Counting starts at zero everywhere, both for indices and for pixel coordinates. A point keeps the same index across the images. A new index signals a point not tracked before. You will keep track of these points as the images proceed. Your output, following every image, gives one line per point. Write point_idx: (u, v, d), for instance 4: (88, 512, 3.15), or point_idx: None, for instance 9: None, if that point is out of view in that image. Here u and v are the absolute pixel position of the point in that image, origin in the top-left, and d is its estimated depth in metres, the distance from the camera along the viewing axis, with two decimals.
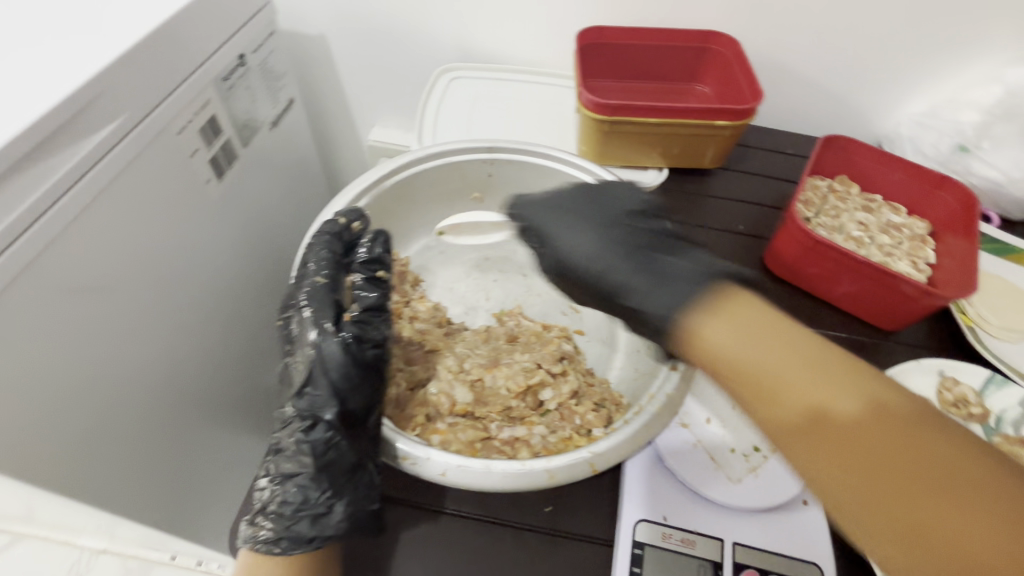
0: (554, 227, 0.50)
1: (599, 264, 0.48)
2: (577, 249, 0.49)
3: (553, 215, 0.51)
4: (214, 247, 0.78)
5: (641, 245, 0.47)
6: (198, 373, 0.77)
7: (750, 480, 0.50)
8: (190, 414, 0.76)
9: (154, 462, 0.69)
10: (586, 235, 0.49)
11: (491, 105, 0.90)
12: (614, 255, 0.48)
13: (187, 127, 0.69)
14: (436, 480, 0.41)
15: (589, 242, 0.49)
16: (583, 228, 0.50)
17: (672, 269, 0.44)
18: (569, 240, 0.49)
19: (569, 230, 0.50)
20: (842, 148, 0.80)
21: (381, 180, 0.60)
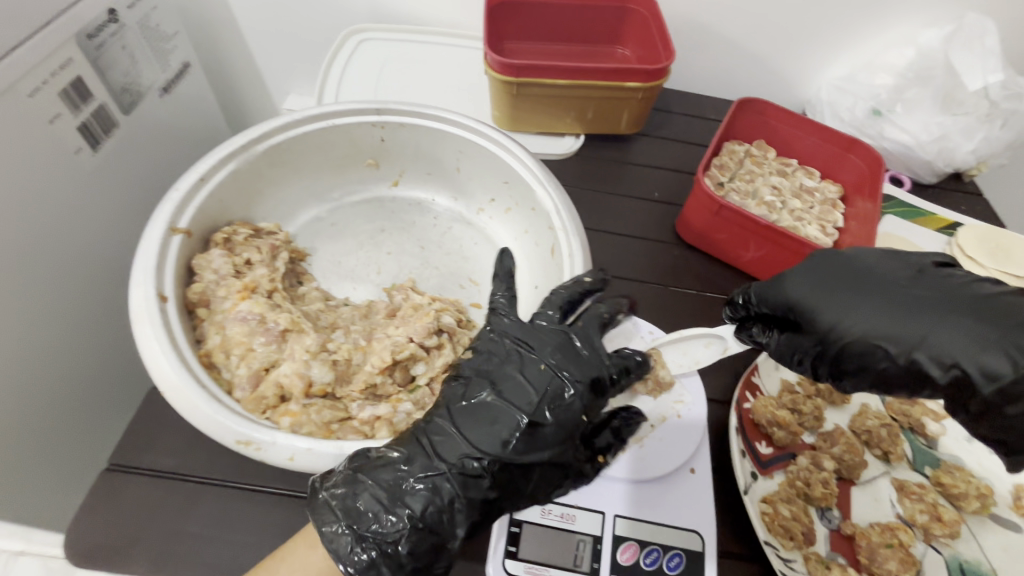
0: (838, 306, 0.41)
1: (877, 336, 0.39)
2: (861, 325, 0.39)
3: (820, 282, 0.42)
4: (91, 225, 0.71)
5: (894, 296, 0.40)
6: (78, 361, 0.71)
7: (634, 451, 0.48)
8: (69, 406, 0.70)
9: (26, 456, 0.64)
10: (834, 303, 0.41)
11: (401, 68, 0.85)
12: (889, 319, 0.39)
13: (43, 89, 0.62)
14: (283, 466, 0.38)
15: (874, 315, 0.39)
16: (816, 289, 0.42)
17: (856, 292, 0.41)
18: (857, 320, 0.40)
19: (820, 301, 0.41)
20: (757, 112, 0.79)
21: (252, 144, 0.55)
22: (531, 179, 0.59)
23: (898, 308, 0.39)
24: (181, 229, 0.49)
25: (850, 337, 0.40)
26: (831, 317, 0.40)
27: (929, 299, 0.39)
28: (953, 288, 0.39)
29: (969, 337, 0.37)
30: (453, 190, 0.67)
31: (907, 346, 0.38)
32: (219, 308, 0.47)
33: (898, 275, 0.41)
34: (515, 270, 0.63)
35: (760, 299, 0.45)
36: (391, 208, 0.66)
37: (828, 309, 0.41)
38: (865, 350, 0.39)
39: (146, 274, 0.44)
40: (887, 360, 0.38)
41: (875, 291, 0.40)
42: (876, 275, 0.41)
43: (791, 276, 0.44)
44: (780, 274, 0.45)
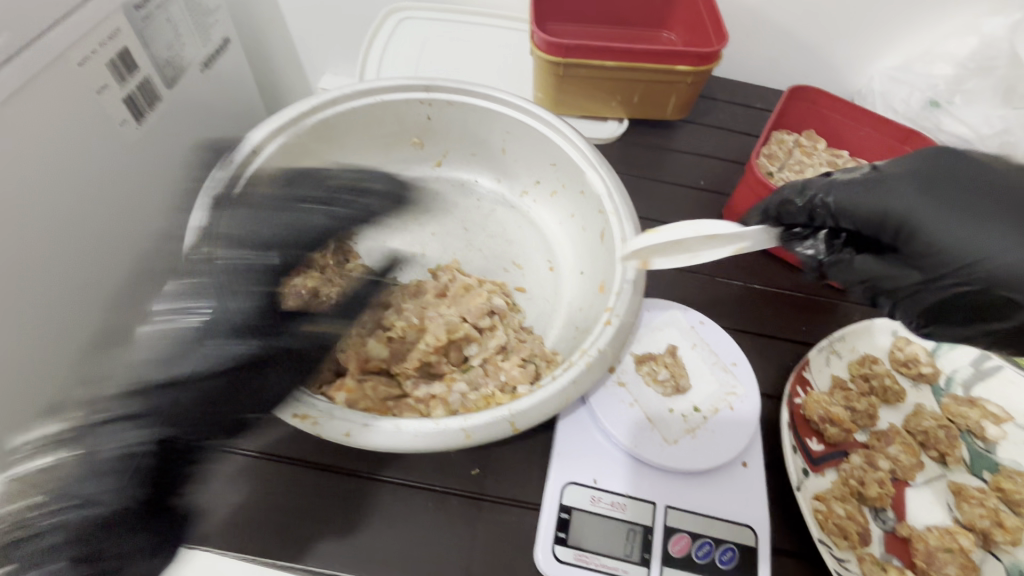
0: (946, 227, 0.34)
1: (997, 271, 0.33)
2: (977, 258, 0.33)
3: (934, 195, 0.35)
4: (133, 198, 0.72)
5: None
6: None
7: (686, 441, 0.47)
8: None
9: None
10: (949, 226, 0.34)
11: (441, 48, 0.83)
12: (1017, 250, 0.32)
13: (91, 58, 0.62)
14: (339, 441, 0.37)
15: (1005, 248, 0.33)
16: (924, 208, 0.35)
17: (997, 214, 0.34)
18: (983, 246, 0.33)
19: (929, 219, 0.35)
20: (807, 100, 0.76)
21: (301, 118, 0.54)
22: (582, 161, 0.58)
23: None
24: (232, 201, 0.49)
25: (958, 270, 0.34)
26: (944, 242, 0.34)
27: None
28: None
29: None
30: (497, 171, 0.66)
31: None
32: (270, 281, 0.46)
33: None
34: (560, 255, 0.61)
35: (846, 207, 0.39)
36: (434, 188, 0.65)
37: (942, 230, 0.34)
38: (976, 284, 0.34)
39: (201, 244, 0.44)
40: (991, 302, 0.34)
41: (1003, 214, 0.33)
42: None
43: (897, 187, 0.37)
44: (881, 179, 0.38)
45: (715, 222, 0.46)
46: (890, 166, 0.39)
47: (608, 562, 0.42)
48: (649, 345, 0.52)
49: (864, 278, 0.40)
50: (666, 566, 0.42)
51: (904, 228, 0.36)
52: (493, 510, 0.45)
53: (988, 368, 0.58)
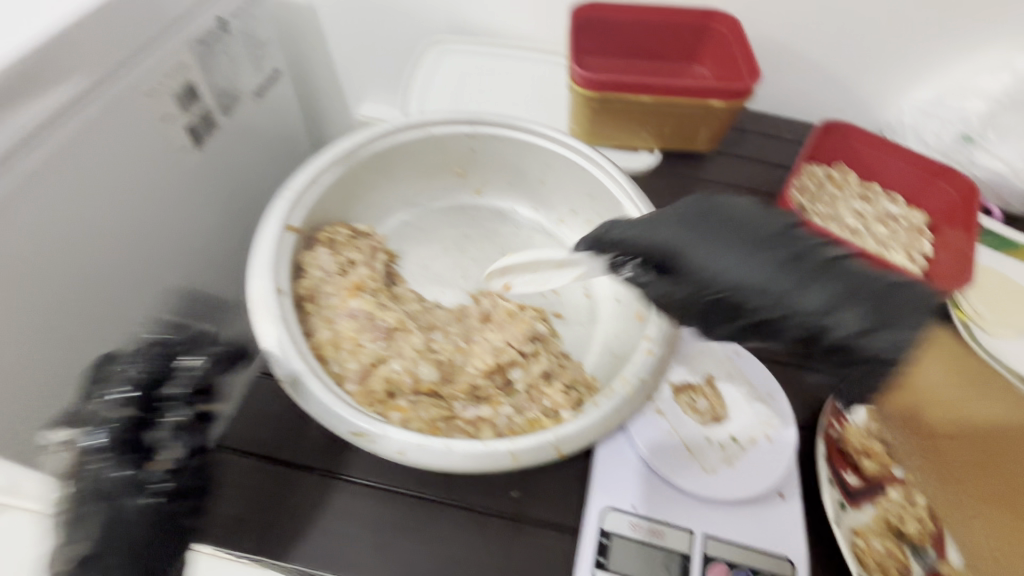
0: (688, 249, 0.40)
1: (722, 281, 0.37)
2: (721, 274, 0.37)
3: (682, 225, 0.41)
4: (189, 217, 0.76)
5: (761, 242, 0.37)
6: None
7: (724, 471, 0.48)
8: None
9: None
10: (691, 250, 0.40)
11: (480, 80, 0.87)
12: (737, 264, 0.37)
13: (160, 89, 0.67)
14: (393, 458, 0.39)
15: (729, 257, 0.37)
16: (685, 232, 0.41)
17: (712, 234, 0.39)
18: (701, 254, 0.39)
19: (677, 240, 0.41)
20: (843, 134, 0.77)
21: (354, 150, 0.58)
22: (620, 194, 0.60)
23: (736, 245, 0.38)
24: (294, 227, 0.52)
25: (705, 281, 0.38)
26: (688, 259, 0.39)
27: (749, 247, 0.37)
28: (784, 235, 0.37)
29: (873, 297, 0.33)
30: (534, 200, 0.68)
31: (737, 285, 0.36)
32: (327, 304, 0.49)
33: (739, 217, 0.39)
34: (596, 282, 0.63)
35: (627, 232, 0.46)
36: (474, 215, 0.68)
37: (690, 252, 0.40)
38: (715, 288, 0.37)
39: (265, 267, 0.47)
40: (721, 300, 0.37)
41: (737, 234, 0.38)
42: (698, 214, 0.41)
43: (666, 218, 0.43)
44: (669, 211, 0.44)
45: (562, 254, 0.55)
46: (671, 204, 0.45)
47: None
48: (687, 374, 0.53)
49: (687, 295, 0.39)
50: None
51: (662, 246, 0.42)
52: (535, 532, 0.46)
53: None
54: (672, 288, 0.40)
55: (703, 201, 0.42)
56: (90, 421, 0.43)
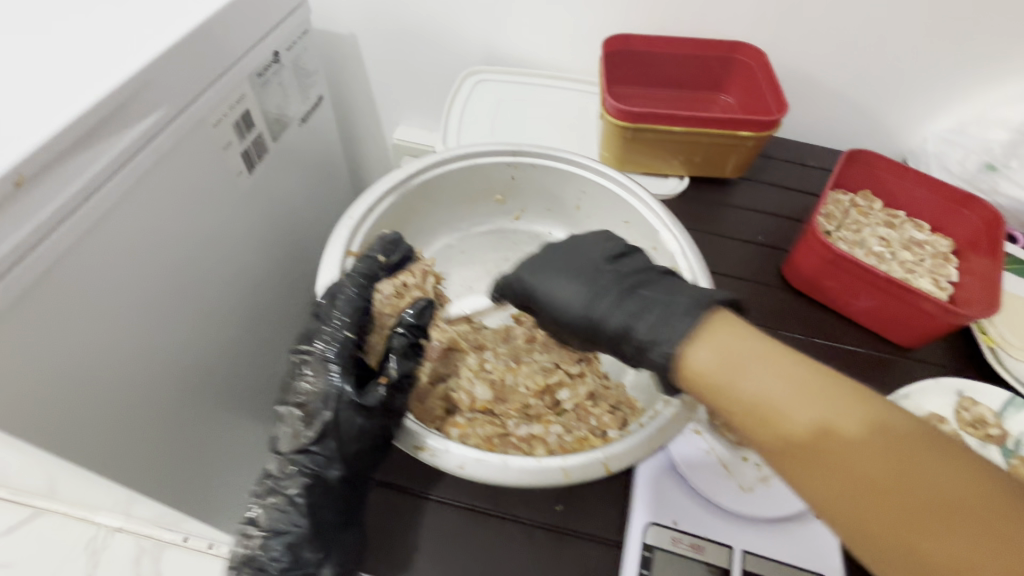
0: (548, 284, 0.50)
1: (558, 303, 0.49)
2: (556, 304, 0.50)
3: (540, 262, 0.52)
4: (240, 237, 0.80)
5: (592, 272, 0.50)
6: (220, 355, 0.80)
7: (760, 489, 0.50)
8: (205, 400, 0.78)
9: (175, 437, 0.72)
10: (546, 281, 0.50)
11: (515, 108, 0.91)
12: (572, 288, 0.49)
13: (222, 120, 0.72)
14: (454, 472, 0.42)
15: (566, 284, 0.49)
16: (539, 267, 0.51)
17: (566, 267, 0.51)
18: (552, 284, 0.50)
19: (536, 273, 0.52)
20: (866, 163, 0.79)
21: (407, 179, 0.62)
22: (655, 221, 0.63)
23: (572, 277, 0.49)
24: (354, 253, 0.56)
25: (553, 306, 0.50)
26: (539, 290, 0.50)
27: (581, 278, 0.49)
28: (604, 259, 0.51)
29: (661, 312, 0.45)
30: (571, 225, 0.72)
31: (563, 306, 0.49)
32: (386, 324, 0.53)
33: (581, 248, 0.52)
34: None
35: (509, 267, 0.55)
36: (513, 239, 0.71)
37: (539, 284, 0.51)
38: (561, 310, 0.49)
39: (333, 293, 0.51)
40: (563, 318, 0.49)
41: (574, 267, 0.50)
42: (551, 248, 0.53)
43: (531, 257, 0.53)
44: (544, 246, 0.54)
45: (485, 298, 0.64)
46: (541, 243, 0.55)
47: None
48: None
49: (541, 320, 0.50)
50: None
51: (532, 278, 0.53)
52: (579, 544, 0.48)
53: None
54: (536, 311, 0.51)
55: (550, 241, 0.54)
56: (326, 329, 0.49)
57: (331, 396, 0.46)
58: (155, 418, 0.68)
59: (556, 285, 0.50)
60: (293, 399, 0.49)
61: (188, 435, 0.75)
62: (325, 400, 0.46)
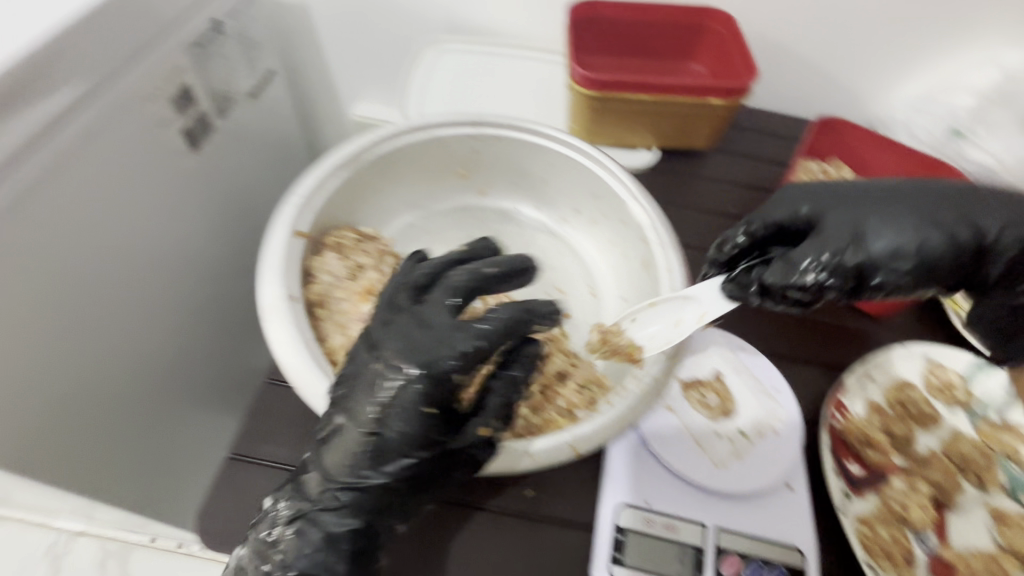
0: (860, 214, 0.47)
1: (880, 226, 0.46)
2: (883, 232, 0.46)
3: (814, 196, 0.50)
4: (189, 224, 0.75)
5: (870, 191, 0.49)
6: (172, 348, 0.75)
7: (734, 465, 0.49)
8: (157, 396, 0.73)
9: (126, 438, 0.68)
10: (835, 213, 0.48)
11: (479, 80, 0.87)
12: (877, 206, 0.48)
13: (157, 95, 0.66)
14: None
15: (904, 224, 0.46)
16: (832, 208, 0.49)
17: (852, 208, 0.48)
18: (878, 227, 0.46)
19: (822, 209, 0.49)
20: (836, 131, 0.79)
21: (359, 152, 0.57)
22: (623, 191, 0.60)
23: (892, 210, 0.47)
24: (301, 233, 0.52)
25: (867, 232, 0.46)
26: (866, 237, 0.46)
27: (904, 210, 0.47)
28: (897, 186, 0.50)
29: (976, 210, 0.48)
30: (539, 200, 0.69)
31: (929, 249, 0.46)
32: (337, 308, 0.50)
33: (836, 185, 0.50)
34: (602, 282, 0.64)
35: (770, 216, 0.51)
36: (478, 216, 0.68)
37: (830, 214, 0.48)
38: (891, 235, 0.45)
39: (275, 274, 0.47)
40: (948, 258, 0.46)
41: (848, 191, 0.49)
42: (829, 191, 0.50)
43: (785, 201, 0.51)
44: (788, 195, 0.52)
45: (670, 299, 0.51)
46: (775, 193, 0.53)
47: None
48: (696, 370, 0.54)
49: (879, 253, 0.45)
50: None
51: (812, 215, 0.50)
52: (554, 530, 0.46)
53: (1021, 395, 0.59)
54: (841, 242, 0.46)
55: (801, 186, 0.51)
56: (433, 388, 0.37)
57: (416, 439, 0.38)
58: (99, 420, 0.63)
59: (875, 233, 0.46)
60: (355, 420, 0.38)
61: (139, 436, 0.70)
62: (409, 444, 0.38)
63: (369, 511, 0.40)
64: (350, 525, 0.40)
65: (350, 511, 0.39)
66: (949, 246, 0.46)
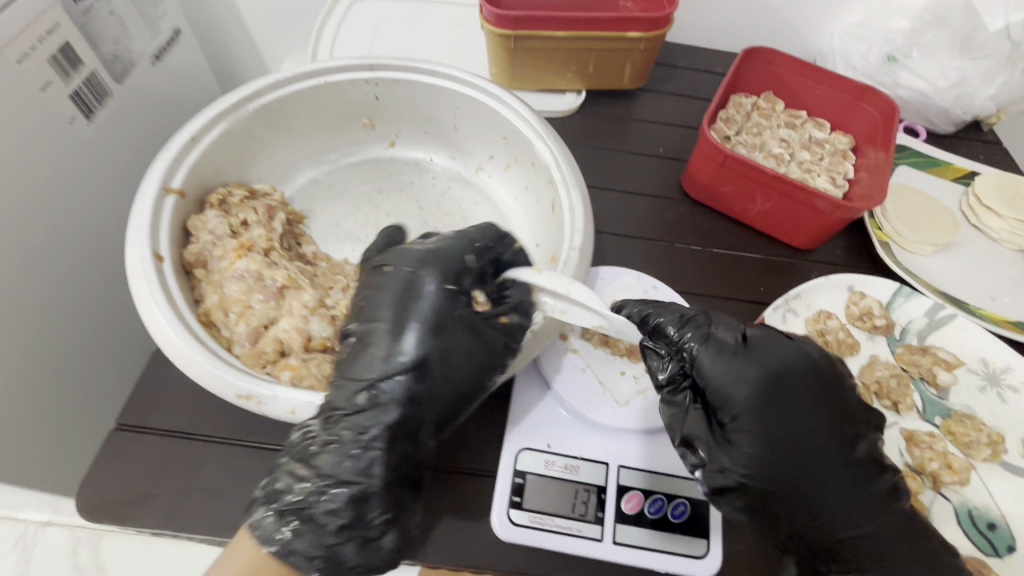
0: (760, 432, 0.40)
1: (775, 484, 0.39)
2: (750, 463, 0.39)
3: (758, 388, 0.40)
4: (88, 200, 0.69)
5: (809, 435, 0.40)
6: (103, 332, 0.71)
7: (637, 402, 0.48)
8: (93, 381, 0.70)
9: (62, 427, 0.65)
10: (749, 438, 0.40)
11: (396, 26, 0.82)
12: (792, 464, 0.39)
13: (31, 55, 0.59)
14: (286, 418, 0.39)
15: (767, 456, 0.39)
16: (757, 408, 0.40)
17: (759, 418, 0.40)
18: (751, 443, 0.39)
19: (749, 421, 0.40)
20: (765, 60, 0.75)
21: (241, 104, 0.54)
22: (529, 132, 0.57)
23: (772, 445, 0.39)
24: (174, 190, 0.48)
25: (754, 482, 0.39)
26: (741, 437, 0.40)
27: (789, 451, 0.40)
28: (840, 433, 0.41)
29: (888, 530, 0.40)
30: (452, 148, 0.65)
31: (756, 477, 0.39)
32: (215, 268, 0.47)
33: (797, 395, 0.41)
34: (517, 228, 0.62)
35: (706, 380, 0.41)
36: (389, 168, 0.65)
37: (749, 433, 0.40)
38: (770, 503, 0.39)
39: (141, 234, 0.44)
40: (753, 494, 0.40)
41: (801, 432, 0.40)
42: (763, 391, 0.40)
43: (736, 381, 0.40)
44: (737, 365, 0.41)
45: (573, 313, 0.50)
46: (741, 354, 0.41)
47: (562, 522, 0.43)
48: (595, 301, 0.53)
49: (749, 497, 0.40)
50: (619, 523, 0.43)
51: (740, 423, 0.40)
52: (466, 482, 0.45)
53: (941, 319, 0.59)
54: (727, 464, 0.40)
55: (775, 365, 0.41)
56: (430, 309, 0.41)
57: (444, 331, 0.41)
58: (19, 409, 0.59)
59: (741, 444, 0.40)
60: (401, 333, 0.40)
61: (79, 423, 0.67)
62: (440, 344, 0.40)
63: (367, 474, 0.38)
64: (348, 496, 0.37)
65: (339, 478, 0.37)
66: (754, 493, 0.40)
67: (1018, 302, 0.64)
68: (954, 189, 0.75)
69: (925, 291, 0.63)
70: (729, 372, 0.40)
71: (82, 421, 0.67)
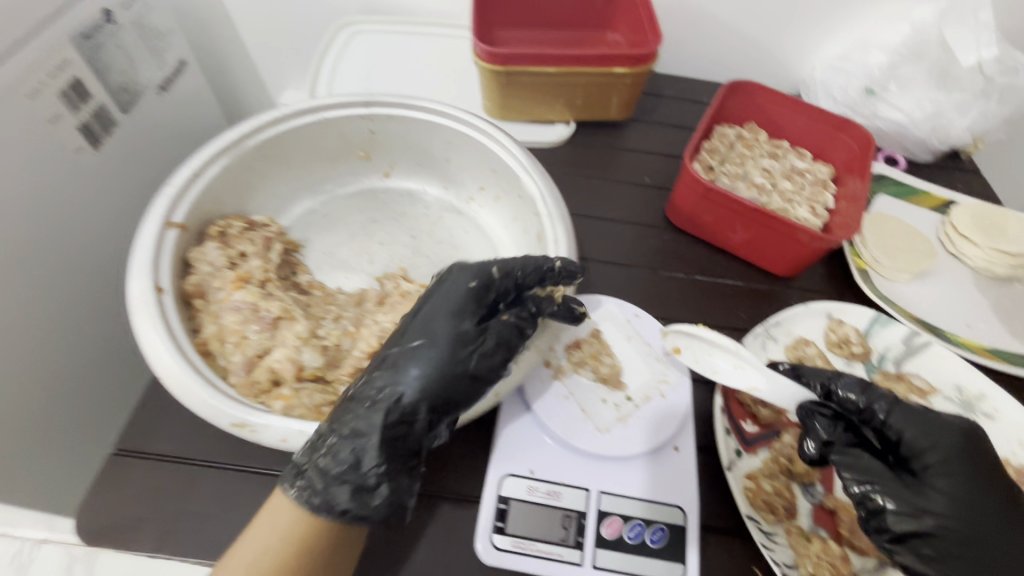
0: (950, 487, 0.42)
1: (968, 540, 0.40)
2: (941, 509, 0.41)
3: (950, 449, 0.44)
4: (93, 227, 0.71)
5: (999, 507, 0.42)
6: (102, 354, 0.73)
7: (617, 429, 0.50)
8: (92, 403, 0.71)
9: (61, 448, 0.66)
10: (941, 492, 0.42)
11: (394, 59, 0.85)
12: (985, 528, 0.41)
13: (43, 90, 0.62)
14: (277, 446, 0.41)
15: (958, 508, 0.41)
16: (951, 461, 0.43)
17: (955, 473, 0.43)
18: (940, 493, 0.42)
19: (944, 472, 0.43)
20: (748, 94, 0.78)
21: (240, 140, 0.57)
22: (517, 165, 0.60)
23: (965, 501, 0.42)
24: (176, 223, 0.51)
25: (948, 534, 0.41)
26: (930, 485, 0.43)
27: (985, 514, 0.41)
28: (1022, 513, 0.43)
29: None
30: (443, 179, 0.68)
31: (948, 528, 0.41)
32: (213, 299, 0.49)
33: (988, 467, 0.43)
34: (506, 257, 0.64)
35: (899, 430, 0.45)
36: (384, 198, 0.67)
37: (938, 484, 0.42)
38: (960, 558, 0.40)
39: (142, 267, 0.46)
40: (946, 546, 0.40)
41: (988, 493, 0.42)
42: (958, 450, 0.43)
43: (933, 435, 0.44)
44: (935, 424, 0.45)
45: (731, 371, 0.51)
46: (935, 416, 0.46)
47: (544, 547, 0.44)
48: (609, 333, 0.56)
49: (937, 547, 0.40)
50: (598, 547, 0.45)
51: (934, 470, 0.43)
52: (451, 509, 0.47)
53: (917, 346, 0.61)
54: (923, 509, 0.41)
55: (968, 433, 0.44)
56: (443, 289, 0.48)
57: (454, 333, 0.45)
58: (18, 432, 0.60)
59: (934, 496, 0.42)
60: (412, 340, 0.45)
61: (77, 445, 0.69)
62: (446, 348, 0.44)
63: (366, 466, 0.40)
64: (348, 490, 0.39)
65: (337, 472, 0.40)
66: (949, 547, 0.40)
67: (993, 329, 0.66)
68: (931, 217, 0.77)
69: (902, 319, 0.65)
70: (926, 430, 0.45)
71: (78, 444, 0.69)
